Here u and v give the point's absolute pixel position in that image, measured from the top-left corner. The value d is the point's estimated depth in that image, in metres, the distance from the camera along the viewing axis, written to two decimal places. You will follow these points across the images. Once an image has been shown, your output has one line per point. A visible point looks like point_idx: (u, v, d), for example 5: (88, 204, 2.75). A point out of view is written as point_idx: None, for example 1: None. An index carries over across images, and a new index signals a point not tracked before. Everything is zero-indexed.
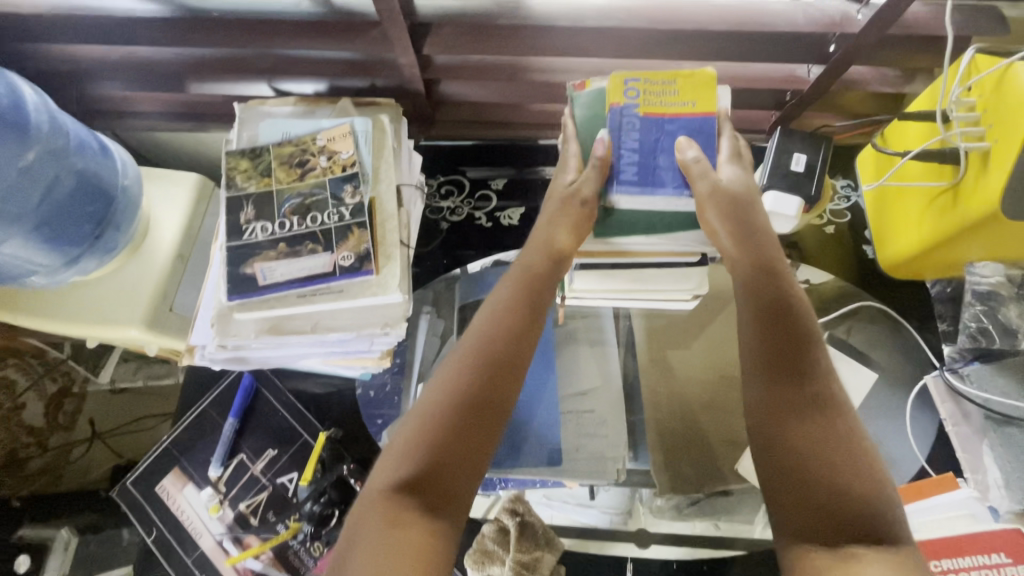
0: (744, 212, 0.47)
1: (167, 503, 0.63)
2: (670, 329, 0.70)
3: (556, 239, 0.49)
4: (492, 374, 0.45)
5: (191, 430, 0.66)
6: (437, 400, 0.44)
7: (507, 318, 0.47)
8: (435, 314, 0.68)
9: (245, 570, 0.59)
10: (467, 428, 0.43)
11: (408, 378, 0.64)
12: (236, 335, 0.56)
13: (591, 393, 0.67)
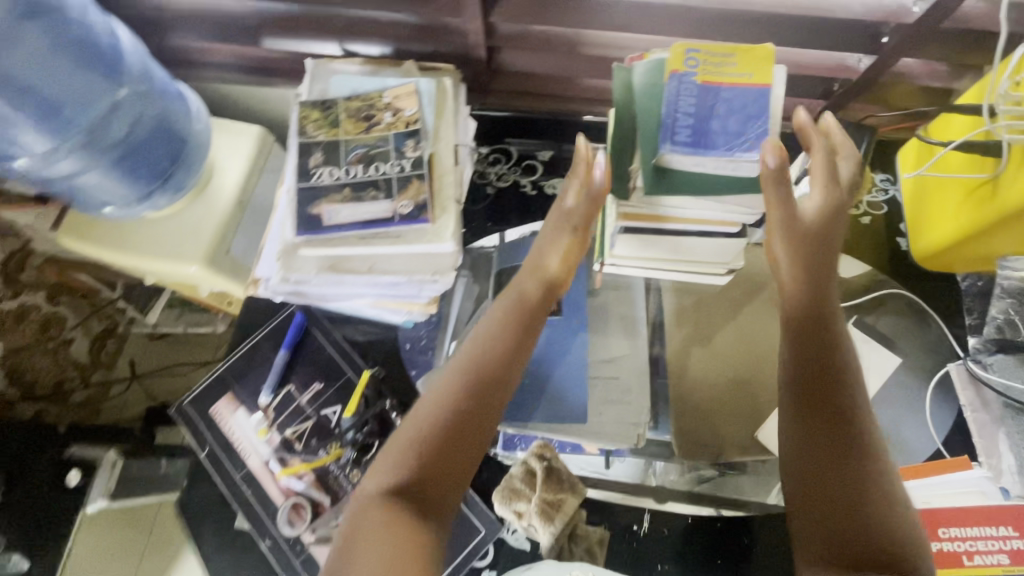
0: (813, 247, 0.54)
1: (219, 424, 0.68)
2: (698, 306, 0.72)
3: (549, 266, 0.61)
4: (478, 395, 0.52)
5: (244, 360, 0.70)
6: (432, 413, 0.50)
7: (496, 349, 0.55)
8: (471, 278, 0.73)
9: (289, 490, 0.64)
10: (455, 444, 0.49)
11: (443, 333, 0.70)
12: (298, 270, 0.60)
13: (618, 360, 0.69)
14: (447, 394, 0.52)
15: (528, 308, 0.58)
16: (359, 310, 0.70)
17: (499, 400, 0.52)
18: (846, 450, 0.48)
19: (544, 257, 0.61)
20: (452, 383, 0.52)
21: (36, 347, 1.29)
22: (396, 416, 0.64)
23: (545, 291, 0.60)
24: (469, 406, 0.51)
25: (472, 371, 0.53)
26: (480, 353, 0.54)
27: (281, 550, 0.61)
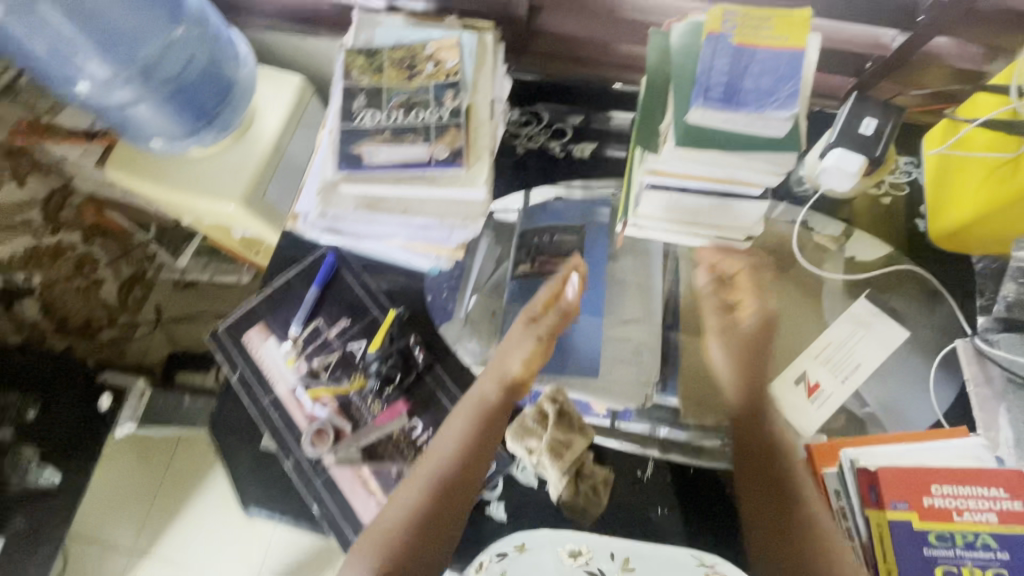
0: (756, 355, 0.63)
1: (251, 351, 0.71)
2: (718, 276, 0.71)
3: (511, 371, 0.63)
4: (441, 500, 0.58)
5: (278, 293, 0.74)
6: (401, 516, 0.57)
7: (459, 449, 0.60)
8: (494, 238, 0.75)
9: (313, 415, 0.67)
10: (421, 543, 0.56)
11: (463, 288, 0.73)
12: (337, 206, 0.63)
13: (632, 323, 0.69)
14: (413, 499, 0.58)
15: (489, 409, 0.62)
16: (387, 254, 0.73)
17: (463, 498, 0.59)
18: (803, 547, 0.54)
19: (507, 362, 0.63)
20: (417, 489, 0.59)
21: (69, 285, 1.29)
22: (418, 351, 0.68)
23: (507, 394, 0.63)
24: (432, 508, 0.57)
25: (436, 474, 0.59)
26: (444, 458, 0.60)
27: (302, 470, 0.65)
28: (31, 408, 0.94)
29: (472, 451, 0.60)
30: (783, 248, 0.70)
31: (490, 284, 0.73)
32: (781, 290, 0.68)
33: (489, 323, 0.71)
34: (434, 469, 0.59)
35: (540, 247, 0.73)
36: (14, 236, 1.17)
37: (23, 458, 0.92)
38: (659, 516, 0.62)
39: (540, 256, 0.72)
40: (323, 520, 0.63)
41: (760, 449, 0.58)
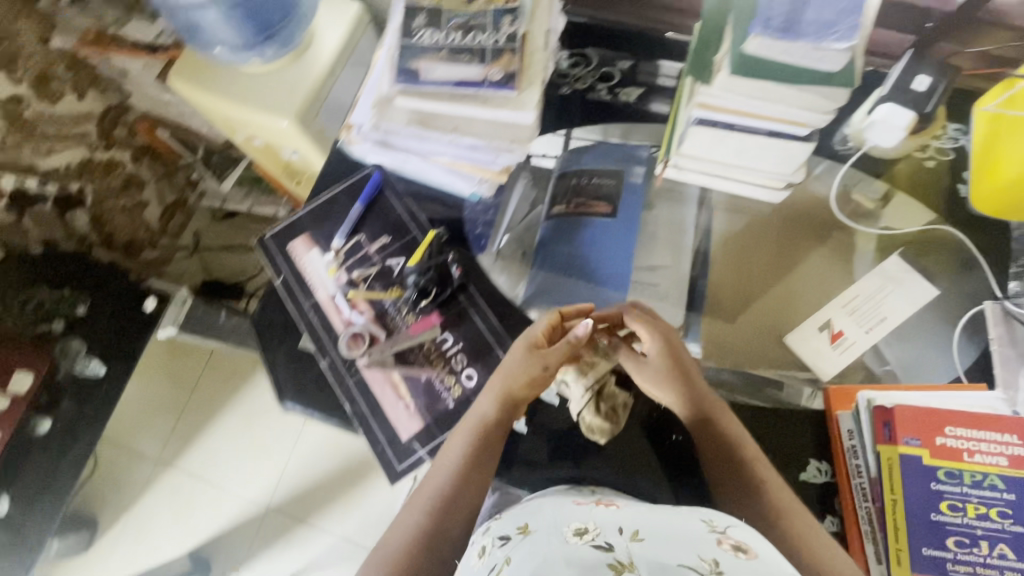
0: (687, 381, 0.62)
1: (295, 258, 0.74)
2: (750, 246, 0.74)
3: (512, 392, 0.62)
4: (442, 516, 0.59)
5: (324, 205, 0.76)
6: (404, 529, 0.60)
7: (456, 470, 0.60)
8: (530, 182, 0.77)
9: (349, 322, 0.70)
10: (425, 562, 0.58)
11: (496, 228, 0.75)
12: (390, 120, 0.64)
13: (660, 270, 0.73)
14: (414, 522, 0.60)
15: (487, 427, 0.61)
16: (430, 178, 0.75)
17: (462, 515, 0.60)
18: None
19: (508, 384, 0.62)
20: (418, 515, 0.60)
21: (117, 202, 1.35)
22: (455, 269, 0.71)
23: (506, 414, 0.62)
24: (431, 522, 0.59)
25: (434, 497, 0.60)
26: (442, 475, 0.61)
27: (337, 369, 0.68)
28: (83, 304, 1.04)
29: (471, 468, 0.60)
30: (817, 212, 0.74)
31: (524, 224, 0.75)
32: (808, 261, 0.72)
33: (519, 263, 0.73)
34: (435, 485, 0.61)
35: (578, 188, 0.76)
36: (69, 147, 1.22)
37: (73, 349, 1.00)
38: (672, 441, 0.65)
39: (577, 198, 0.76)
40: (353, 419, 0.66)
41: (733, 482, 0.59)
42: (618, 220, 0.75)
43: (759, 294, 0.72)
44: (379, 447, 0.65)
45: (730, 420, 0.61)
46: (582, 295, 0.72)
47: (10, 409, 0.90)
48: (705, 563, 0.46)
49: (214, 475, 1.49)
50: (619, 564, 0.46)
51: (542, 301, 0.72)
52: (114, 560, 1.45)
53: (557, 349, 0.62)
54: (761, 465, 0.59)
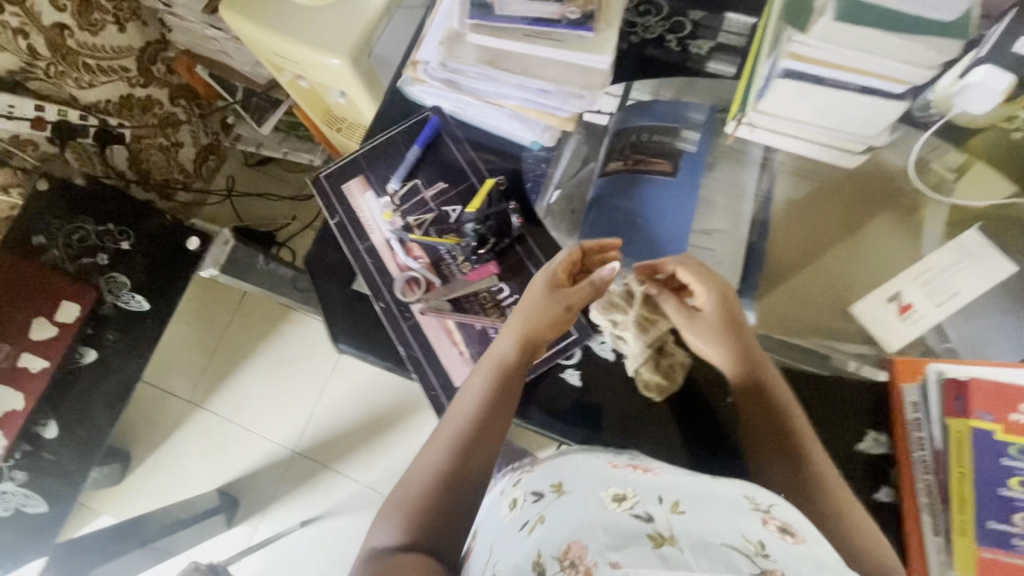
0: (736, 331, 0.62)
1: (349, 200, 0.73)
2: (815, 205, 0.74)
3: (537, 330, 0.62)
4: (464, 454, 0.59)
5: (380, 147, 0.74)
6: (424, 471, 0.59)
7: (481, 407, 0.60)
8: (582, 137, 0.75)
9: (405, 267, 0.70)
10: (451, 498, 0.57)
11: (546, 183, 0.73)
12: (461, 58, 0.62)
13: (716, 234, 0.73)
14: (436, 462, 0.59)
15: (508, 367, 0.61)
16: (490, 124, 0.73)
17: (488, 449, 0.59)
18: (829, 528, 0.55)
19: (532, 324, 0.62)
20: (439, 453, 0.59)
21: (153, 140, 1.35)
22: (515, 219, 0.68)
23: (525, 353, 0.62)
24: (454, 460, 0.58)
25: (459, 436, 0.59)
26: (463, 414, 0.60)
27: (392, 314, 0.68)
28: (126, 240, 1.03)
29: (491, 405, 0.60)
30: (885, 180, 0.73)
31: (575, 181, 0.74)
32: (874, 222, 0.72)
33: (569, 221, 0.72)
34: (455, 427, 0.60)
35: (637, 144, 0.74)
36: (109, 81, 1.20)
37: (118, 284, 1.01)
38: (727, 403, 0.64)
39: (635, 155, 0.73)
40: (408, 364, 0.67)
41: (766, 435, 0.60)
42: (678, 180, 0.73)
43: (814, 258, 0.72)
44: (433, 392, 0.65)
45: (771, 366, 0.61)
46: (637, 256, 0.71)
47: (61, 335, 0.97)
48: (750, 544, 0.45)
49: (244, 417, 1.54)
50: (659, 536, 0.45)
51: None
52: (146, 492, 1.50)
53: (578, 292, 0.62)
54: (796, 413, 0.60)
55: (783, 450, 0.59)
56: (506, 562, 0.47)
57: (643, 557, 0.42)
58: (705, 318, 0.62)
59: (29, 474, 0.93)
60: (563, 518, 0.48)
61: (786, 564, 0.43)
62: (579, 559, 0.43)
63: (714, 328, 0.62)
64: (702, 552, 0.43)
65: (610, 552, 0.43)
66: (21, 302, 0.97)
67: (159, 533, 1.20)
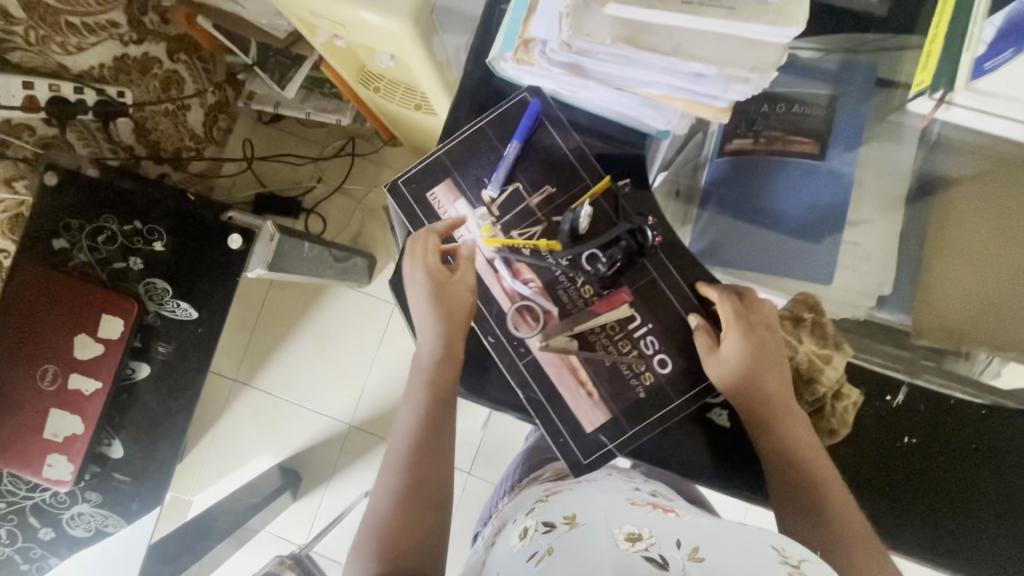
0: (759, 346, 0.56)
1: (437, 211, 0.61)
2: (986, 182, 0.62)
3: (447, 325, 0.57)
4: (417, 470, 0.60)
5: (468, 143, 0.61)
6: (382, 500, 0.59)
7: (416, 429, 0.61)
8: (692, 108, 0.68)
9: (514, 294, 0.60)
10: (417, 514, 0.58)
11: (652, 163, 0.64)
12: (588, 35, 0.46)
13: (864, 226, 0.65)
14: (391, 487, 0.59)
15: (432, 372, 0.60)
16: (606, 109, 0.59)
17: (436, 456, 0.61)
18: (838, 531, 0.53)
19: (436, 321, 0.58)
20: (393, 478, 0.60)
21: (159, 106, 1.17)
22: (654, 236, 0.57)
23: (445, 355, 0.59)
24: (409, 478, 0.59)
25: (406, 455, 0.61)
26: (408, 433, 0.61)
27: (504, 350, 0.59)
28: (159, 240, 0.92)
29: (428, 415, 0.61)
30: None
31: (681, 162, 0.71)
32: None
33: (678, 205, 0.70)
34: (403, 448, 0.61)
35: (769, 118, 0.66)
36: (99, 41, 1.02)
37: (158, 290, 0.91)
38: (905, 444, 0.63)
39: (766, 130, 0.66)
40: (528, 408, 0.59)
41: (785, 471, 0.55)
42: (823, 164, 0.65)
43: (991, 258, 0.61)
44: (561, 440, 0.59)
45: (774, 376, 0.56)
46: (773, 253, 0.65)
47: (108, 351, 0.88)
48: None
49: (293, 394, 1.50)
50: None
51: (718, 255, 0.67)
52: (205, 470, 1.50)
53: (462, 274, 0.58)
54: (802, 433, 0.56)
55: (781, 453, 0.55)
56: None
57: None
58: (733, 352, 0.55)
59: (103, 495, 0.90)
60: (571, 551, 0.47)
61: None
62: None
63: (751, 347, 0.55)
64: None
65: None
66: (56, 317, 0.88)
67: (235, 522, 1.20)
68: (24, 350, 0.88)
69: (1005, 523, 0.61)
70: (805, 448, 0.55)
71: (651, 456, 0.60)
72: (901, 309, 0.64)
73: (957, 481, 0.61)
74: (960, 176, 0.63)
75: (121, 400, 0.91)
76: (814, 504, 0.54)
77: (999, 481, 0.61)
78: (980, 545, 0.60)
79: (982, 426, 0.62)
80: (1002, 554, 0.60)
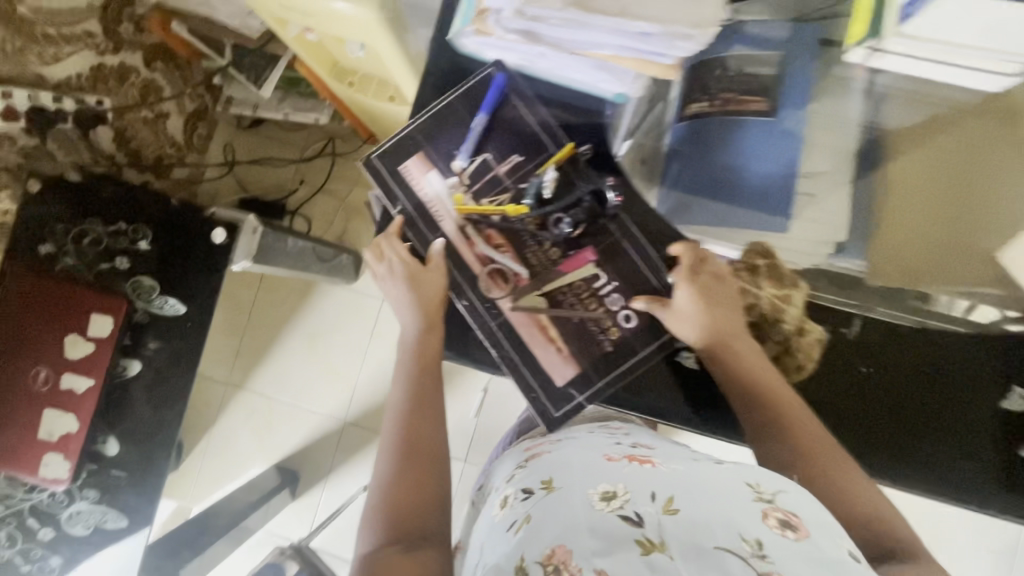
0: (709, 295, 0.59)
1: (411, 183, 0.64)
2: (920, 131, 0.66)
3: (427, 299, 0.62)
4: (412, 440, 0.63)
5: (437, 118, 0.64)
6: (381, 473, 0.61)
7: (408, 402, 0.65)
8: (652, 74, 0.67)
9: (485, 258, 0.63)
10: (417, 480, 0.60)
11: (615, 132, 0.69)
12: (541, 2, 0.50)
13: (818, 177, 0.66)
14: (387, 458, 0.62)
15: (417, 343, 0.64)
16: (565, 77, 0.62)
17: (429, 422, 0.64)
18: (807, 447, 0.55)
19: (417, 291, 0.62)
20: (388, 450, 0.62)
21: (136, 113, 1.21)
22: (613, 196, 0.61)
23: (430, 323, 0.64)
24: (405, 448, 0.62)
25: (399, 427, 0.64)
26: (399, 407, 0.65)
27: (477, 312, 0.62)
28: (144, 238, 0.94)
29: (417, 385, 0.65)
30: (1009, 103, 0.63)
31: (645, 127, 0.70)
32: (985, 130, 0.64)
33: (644, 172, 0.70)
34: (396, 422, 0.64)
35: (723, 80, 0.67)
36: (76, 50, 1.11)
37: (145, 288, 0.93)
38: (859, 372, 0.64)
39: (723, 93, 0.67)
40: (501, 366, 0.62)
41: (746, 397, 0.58)
42: (777, 120, 0.66)
43: (943, 198, 0.63)
44: (533, 395, 0.61)
45: (728, 318, 0.59)
46: (734, 213, 0.66)
47: (99, 349, 0.90)
48: (747, 544, 0.44)
49: (286, 393, 1.51)
50: (648, 543, 0.46)
51: (682, 214, 0.68)
52: (203, 477, 1.51)
53: (435, 268, 0.62)
54: (756, 361, 0.59)
55: (743, 388, 0.58)
56: (492, 557, 0.53)
57: (630, 564, 0.44)
58: (685, 299, 0.59)
59: (101, 493, 0.91)
60: (548, 516, 0.51)
61: (784, 567, 0.43)
62: (563, 565, 0.46)
63: (701, 294, 0.59)
64: (692, 558, 0.44)
65: (596, 558, 0.45)
66: (46, 317, 0.90)
67: (234, 520, 1.22)
68: (15, 353, 0.90)
69: (966, 451, 0.62)
70: (762, 379, 0.58)
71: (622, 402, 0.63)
72: (860, 255, 0.64)
73: (917, 410, 0.63)
74: (899, 127, 0.66)
75: (113, 398, 0.92)
76: (781, 427, 0.57)
77: (962, 409, 0.63)
78: (948, 475, 0.62)
79: (941, 352, 0.64)
80: (970, 486, 0.62)
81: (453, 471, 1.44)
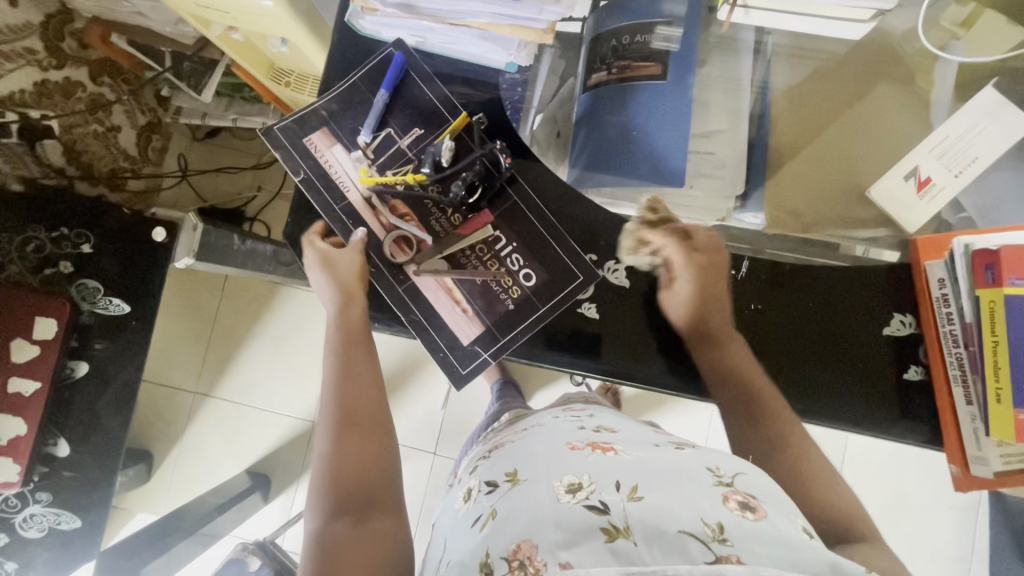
0: (707, 293, 0.66)
1: (315, 155, 0.66)
2: (816, 97, 0.66)
3: (348, 281, 0.65)
4: (351, 417, 0.65)
5: (342, 94, 0.67)
6: (323, 454, 0.63)
7: (342, 379, 0.67)
8: (558, 51, 0.71)
9: (391, 226, 0.66)
10: (361, 454, 0.63)
11: (528, 106, 0.70)
12: None
13: (715, 136, 0.67)
14: (327, 438, 0.64)
15: (347, 322, 0.67)
16: (461, 52, 0.67)
17: (366, 399, 0.67)
18: (778, 430, 0.62)
19: (336, 271, 0.65)
20: (328, 430, 0.64)
21: (86, 128, 1.24)
22: (505, 159, 0.65)
23: (351, 301, 0.66)
24: (344, 427, 0.64)
25: (337, 407, 0.65)
26: (335, 387, 0.67)
27: (382, 275, 0.66)
28: (87, 242, 0.96)
29: (352, 363, 0.67)
30: (880, 60, 0.65)
31: (556, 103, 0.71)
32: (880, 95, 0.65)
33: (556, 146, 0.70)
34: (333, 403, 0.66)
35: (620, 50, 0.65)
36: (18, 67, 1.13)
37: (90, 291, 0.95)
38: (751, 311, 0.67)
39: (620, 61, 0.66)
40: (412, 330, 0.66)
41: (731, 386, 0.64)
42: (673, 82, 0.64)
43: (835, 156, 0.64)
44: (442, 354, 0.65)
45: (718, 316, 0.66)
46: (631, 169, 0.64)
47: (45, 352, 0.92)
48: (708, 529, 0.44)
49: (255, 399, 1.53)
50: (613, 529, 0.45)
51: (591, 179, 0.67)
52: (176, 487, 1.51)
53: (353, 250, 0.65)
54: (741, 355, 0.65)
55: (730, 377, 0.64)
56: (457, 555, 0.52)
57: (594, 554, 0.44)
58: (683, 293, 0.66)
59: (53, 495, 0.93)
60: (514, 511, 0.50)
61: (744, 549, 0.42)
62: (528, 560, 0.44)
63: (700, 294, 0.65)
64: (659, 545, 0.43)
65: (560, 551, 0.44)
66: None
67: (201, 521, 1.25)
68: None
69: (871, 385, 0.65)
70: (750, 368, 0.65)
71: (532, 354, 0.67)
72: (759, 207, 0.66)
73: (832, 353, 0.66)
74: (789, 86, 0.67)
75: (62, 400, 0.94)
76: (757, 415, 0.63)
77: (863, 346, 0.65)
78: (866, 421, 0.65)
79: (855, 294, 0.66)
80: (876, 425, 0.65)
81: (424, 465, 1.45)
